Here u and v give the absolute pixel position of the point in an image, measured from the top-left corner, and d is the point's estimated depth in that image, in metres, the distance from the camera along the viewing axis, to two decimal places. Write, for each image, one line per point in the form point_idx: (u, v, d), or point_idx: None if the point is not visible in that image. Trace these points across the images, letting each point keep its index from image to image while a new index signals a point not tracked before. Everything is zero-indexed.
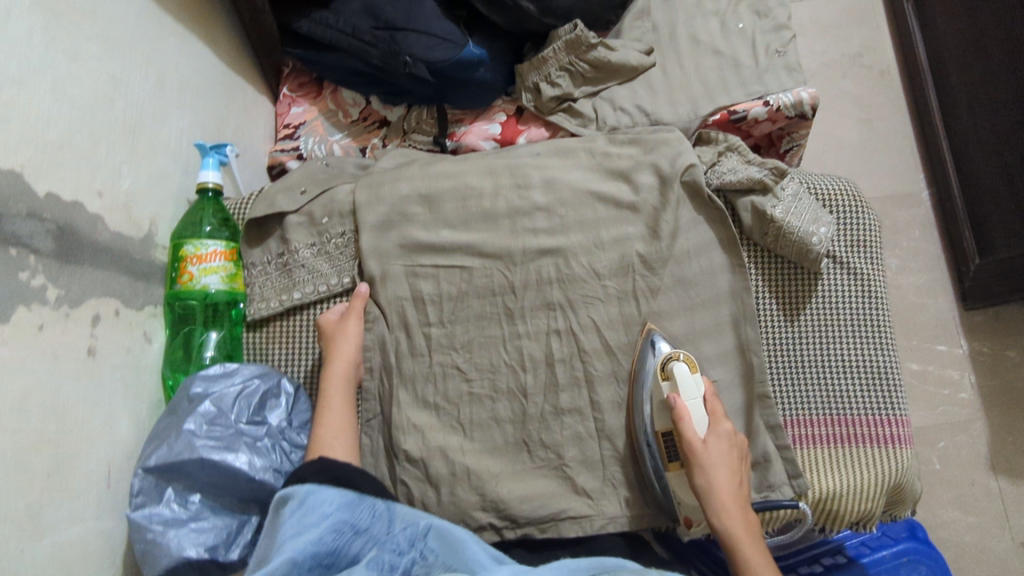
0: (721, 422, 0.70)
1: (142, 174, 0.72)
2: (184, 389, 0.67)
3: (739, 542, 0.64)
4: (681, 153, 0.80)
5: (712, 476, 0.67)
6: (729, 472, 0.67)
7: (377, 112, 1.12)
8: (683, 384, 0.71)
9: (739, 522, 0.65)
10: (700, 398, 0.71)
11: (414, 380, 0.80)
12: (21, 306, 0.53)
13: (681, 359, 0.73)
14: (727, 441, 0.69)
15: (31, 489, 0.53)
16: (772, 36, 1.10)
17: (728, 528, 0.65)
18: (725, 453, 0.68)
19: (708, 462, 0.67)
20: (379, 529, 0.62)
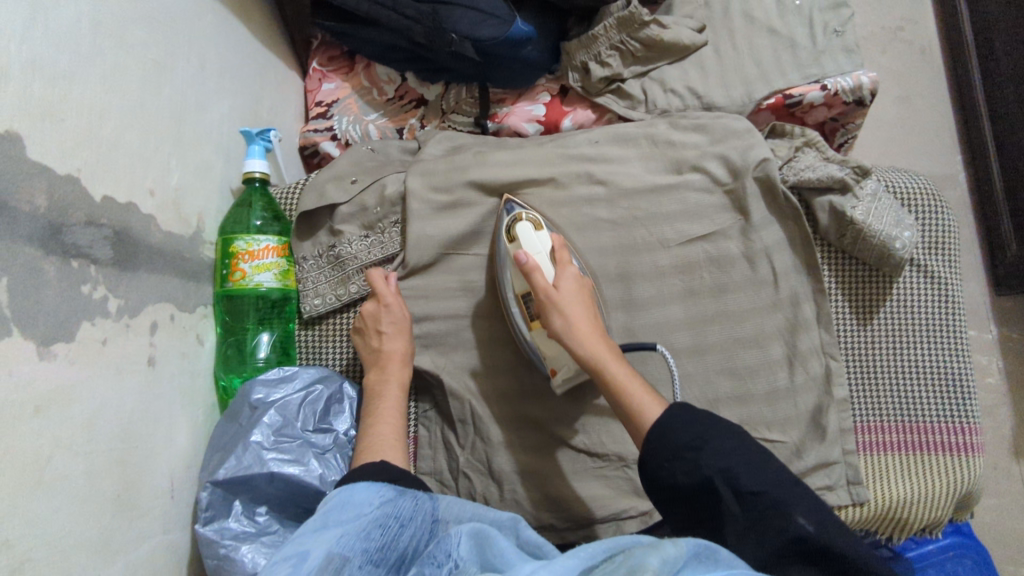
0: (567, 268, 0.67)
1: (189, 165, 0.67)
2: (245, 395, 0.65)
3: (602, 363, 0.61)
4: (754, 146, 0.76)
5: (568, 316, 0.63)
6: (584, 313, 0.64)
7: (414, 90, 1.06)
8: (525, 239, 0.69)
9: (603, 347, 0.62)
10: (544, 250, 0.69)
11: (470, 378, 0.77)
12: (86, 321, 0.50)
13: (525, 219, 0.71)
14: (575, 282, 0.67)
15: (102, 512, 0.50)
16: (831, 14, 1.05)
17: (588, 356, 0.61)
18: (576, 294, 0.66)
19: (558, 305, 0.64)
20: (421, 520, 0.55)
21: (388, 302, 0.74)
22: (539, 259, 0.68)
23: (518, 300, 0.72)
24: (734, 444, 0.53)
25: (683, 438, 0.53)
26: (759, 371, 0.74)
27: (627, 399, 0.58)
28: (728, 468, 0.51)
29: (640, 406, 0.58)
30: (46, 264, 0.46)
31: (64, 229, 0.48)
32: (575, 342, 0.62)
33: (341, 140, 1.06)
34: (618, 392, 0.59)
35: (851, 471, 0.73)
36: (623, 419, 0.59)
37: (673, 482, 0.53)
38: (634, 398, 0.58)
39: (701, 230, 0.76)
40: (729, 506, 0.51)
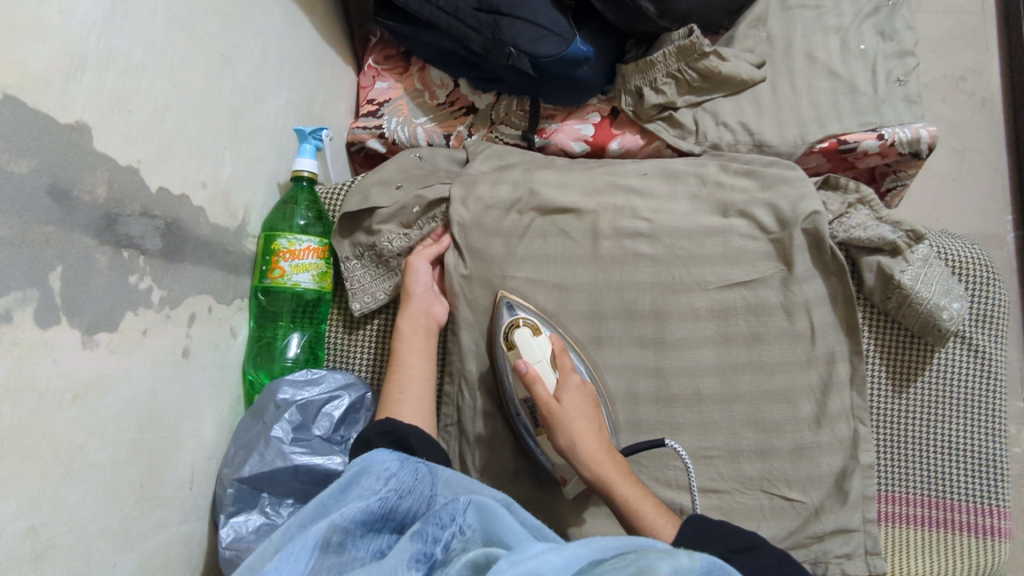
0: (569, 378, 0.68)
1: (241, 159, 0.68)
2: (271, 393, 0.66)
3: (612, 483, 0.62)
4: (805, 196, 0.74)
5: (572, 434, 0.64)
6: (589, 427, 0.65)
7: (465, 96, 1.06)
8: (526, 349, 0.69)
9: (611, 464, 0.63)
10: (545, 358, 0.69)
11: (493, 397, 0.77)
12: (129, 311, 0.50)
13: (524, 326, 0.71)
14: (577, 392, 0.67)
15: (125, 501, 0.50)
16: (896, 63, 1.02)
17: (599, 475, 0.63)
18: (580, 407, 0.66)
19: (563, 421, 0.64)
20: (420, 493, 0.48)
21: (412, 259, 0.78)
22: (541, 369, 0.68)
23: (522, 406, 0.72)
24: (757, 555, 0.55)
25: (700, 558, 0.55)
26: (785, 426, 0.72)
27: (642, 519, 0.61)
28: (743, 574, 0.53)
29: (655, 529, 0.60)
30: (99, 255, 0.47)
31: (119, 221, 0.49)
32: (584, 462, 0.63)
33: (388, 140, 1.06)
34: (634, 513, 0.61)
35: (870, 540, 0.71)
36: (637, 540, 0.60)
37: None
38: (649, 519, 0.60)
39: (742, 276, 0.75)
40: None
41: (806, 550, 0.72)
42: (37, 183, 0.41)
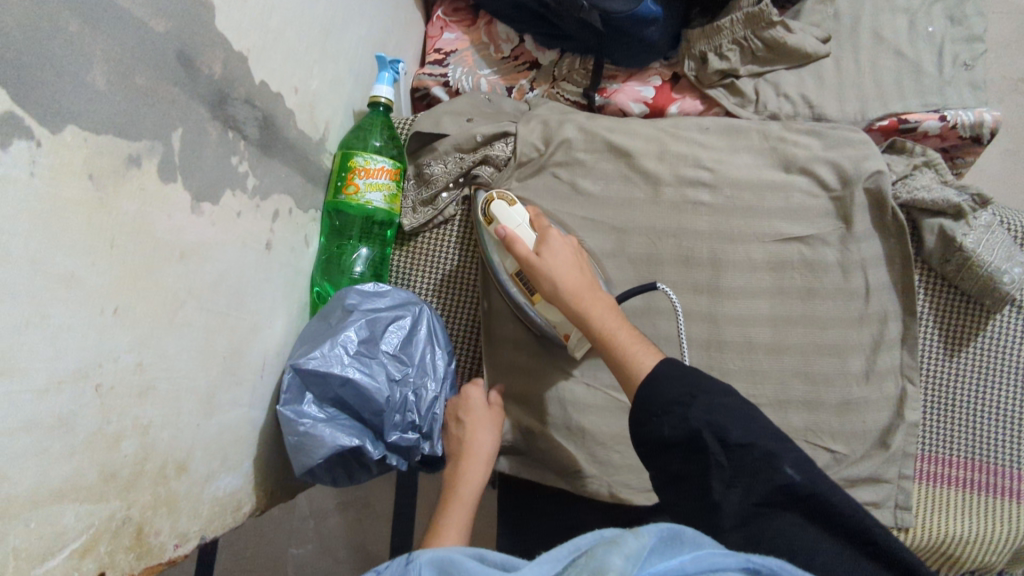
0: (547, 233, 0.66)
1: (329, 77, 0.71)
2: (340, 299, 0.68)
3: (599, 327, 0.60)
4: (869, 156, 0.75)
5: (554, 283, 0.63)
6: (570, 272, 0.64)
7: (529, 52, 1.08)
8: (504, 217, 0.68)
9: (595, 304, 0.62)
10: (524, 221, 0.68)
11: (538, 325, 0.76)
12: (228, 190, 0.53)
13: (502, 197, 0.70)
14: (560, 248, 0.66)
15: (212, 367, 0.54)
16: (963, 46, 1.02)
17: (581, 314, 0.61)
18: (562, 260, 0.64)
19: (542, 269, 0.64)
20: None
21: (472, 405, 0.69)
22: (517, 228, 0.67)
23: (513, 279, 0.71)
24: (726, 397, 0.51)
25: (671, 393, 0.52)
26: (834, 380, 0.73)
27: (624, 354, 0.58)
28: (715, 421, 0.50)
29: (638, 362, 0.57)
30: (210, 127, 0.50)
31: (228, 99, 0.52)
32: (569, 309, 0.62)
33: (452, 88, 1.08)
34: (612, 348, 0.59)
35: (903, 495, 0.72)
36: (622, 377, 0.58)
37: (661, 435, 0.52)
38: (631, 354, 0.57)
39: (800, 231, 0.76)
40: (715, 457, 0.49)
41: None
42: (168, 45, 0.44)
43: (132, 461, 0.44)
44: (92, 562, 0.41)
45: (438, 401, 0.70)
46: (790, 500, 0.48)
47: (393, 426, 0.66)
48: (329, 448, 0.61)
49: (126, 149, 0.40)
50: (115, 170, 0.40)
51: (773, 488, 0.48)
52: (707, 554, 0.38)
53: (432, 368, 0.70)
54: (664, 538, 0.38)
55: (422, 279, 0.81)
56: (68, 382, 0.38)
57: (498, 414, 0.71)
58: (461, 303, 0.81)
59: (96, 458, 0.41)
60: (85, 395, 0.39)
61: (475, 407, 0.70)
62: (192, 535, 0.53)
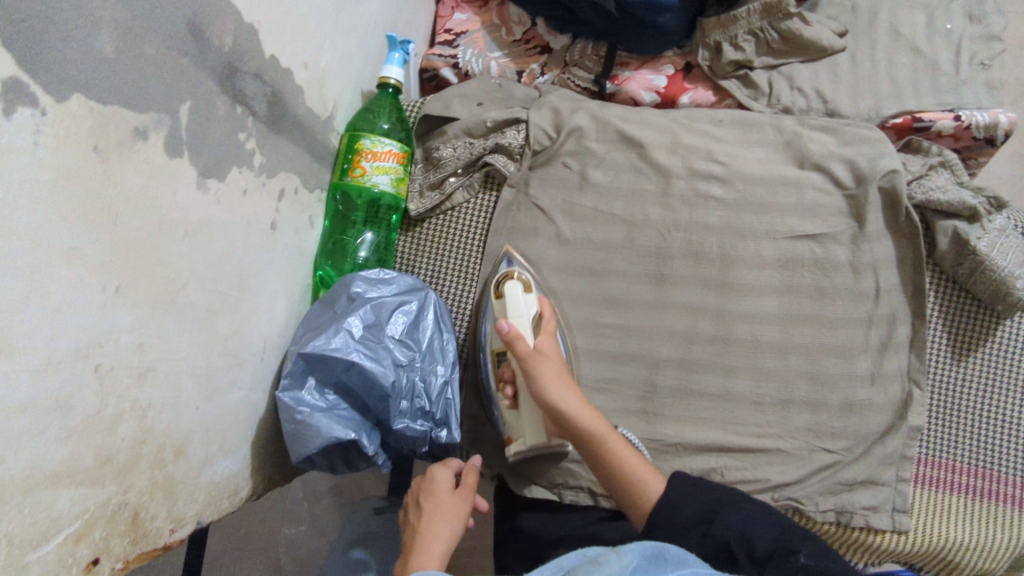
0: (545, 337, 0.64)
1: (339, 53, 0.69)
2: (346, 285, 0.66)
3: (597, 437, 0.60)
4: (885, 155, 0.74)
5: (555, 390, 0.60)
6: (569, 387, 0.61)
7: (541, 36, 1.06)
8: (512, 304, 0.67)
9: (596, 421, 0.60)
10: (528, 314, 0.66)
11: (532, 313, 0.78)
12: (235, 168, 0.51)
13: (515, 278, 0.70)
14: (557, 354, 0.64)
15: (213, 350, 0.52)
16: (980, 46, 1.00)
17: (585, 428, 0.60)
18: (558, 372, 0.62)
19: (544, 376, 0.61)
20: None
21: (436, 488, 0.63)
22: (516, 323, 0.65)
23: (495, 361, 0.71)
24: (743, 509, 0.55)
25: (690, 514, 0.55)
26: (839, 380, 0.73)
27: (628, 473, 0.59)
28: (745, 531, 0.53)
29: (644, 484, 0.58)
30: (219, 102, 0.48)
31: (238, 75, 0.50)
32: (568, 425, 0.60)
33: (461, 70, 1.05)
34: (622, 483, 0.59)
35: (899, 498, 0.71)
36: (626, 499, 0.59)
37: (689, 555, 0.53)
38: (635, 475, 0.59)
39: (811, 229, 0.75)
40: (744, 571, 0.51)
41: (832, 496, 0.72)
42: (178, 14, 0.42)
43: (129, 445, 0.43)
44: (86, 548, 0.40)
45: (447, 385, 0.69)
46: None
47: (399, 413, 0.65)
48: (324, 439, 0.60)
49: (132, 120, 0.39)
50: (120, 143, 0.38)
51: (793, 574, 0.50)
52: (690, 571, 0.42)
53: (439, 355, 0.70)
54: (648, 556, 0.43)
55: (426, 264, 0.80)
56: (67, 360, 0.37)
57: (467, 498, 0.63)
58: (461, 291, 0.80)
59: (93, 441, 0.40)
60: (84, 374, 0.38)
61: (441, 493, 0.63)
62: (188, 518, 0.52)
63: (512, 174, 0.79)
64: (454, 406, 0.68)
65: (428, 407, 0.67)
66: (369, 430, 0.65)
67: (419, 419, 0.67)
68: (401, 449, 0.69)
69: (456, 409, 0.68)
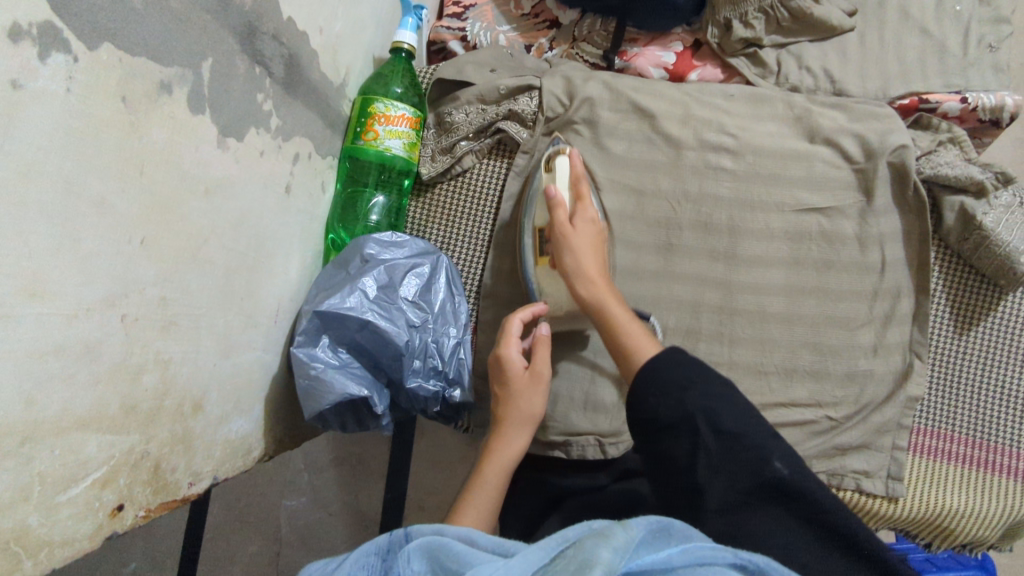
0: (586, 207, 0.68)
1: (353, 19, 0.68)
2: (359, 246, 0.66)
3: (605, 305, 0.62)
4: (893, 131, 0.75)
5: (577, 255, 0.65)
6: (594, 253, 0.65)
7: (550, 10, 1.06)
8: (561, 175, 0.70)
9: (606, 289, 0.63)
10: (567, 176, 0.70)
11: None
12: (253, 127, 0.52)
13: (564, 152, 0.72)
14: (591, 223, 0.67)
15: (229, 308, 0.53)
16: (989, 28, 1.01)
17: (592, 292, 0.63)
18: (591, 235, 0.67)
19: (568, 241, 0.65)
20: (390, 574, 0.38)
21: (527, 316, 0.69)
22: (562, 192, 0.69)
23: (535, 236, 0.72)
24: (723, 390, 0.51)
25: (673, 376, 0.52)
26: (841, 351, 0.74)
27: (626, 339, 0.59)
28: (709, 408, 0.49)
29: (637, 350, 0.57)
30: (239, 59, 0.48)
31: (257, 33, 0.50)
32: (583, 278, 0.64)
33: (469, 43, 1.05)
34: (616, 332, 0.60)
35: (893, 465, 0.73)
36: (619, 360, 0.59)
37: (655, 414, 0.51)
38: (632, 342, 0.58)
39: (817, 202, 0.75)
40: (704, 442, 0.49)
41: (828, 462, 0.73)
42: None
43: (152, 396, 0.44)
44: (112, 493, 0.41)
45: (459, 346, 0.70)
46: (776, 492, 0.48)
47: (412, 371, 0.65)
48: (337, 396, 0.60)
49: (158, 73, 0.39)
50: (147, 95, 0.39)
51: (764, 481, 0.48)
52: (698, 547, 0.38)
53: (452, 316, 0.71)
54: (653, 531, 0.39)
55: (436, 232, 0.80)
56: (96, 308, 0.37)
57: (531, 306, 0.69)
58: (472, 257, 0.80)
59: (119, 389, 0.40)
60: (112, 323, 0.39)
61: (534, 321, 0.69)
62: (205, 473, 0.52)
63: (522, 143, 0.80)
64: (466, 366, 0.70)
65: (441, 366, 0.68)
66: (380, 388, 0.65)
67: (431, 378, 0.68)
68: (411, 410, 0.69)
69: (467, 368, 0.70)
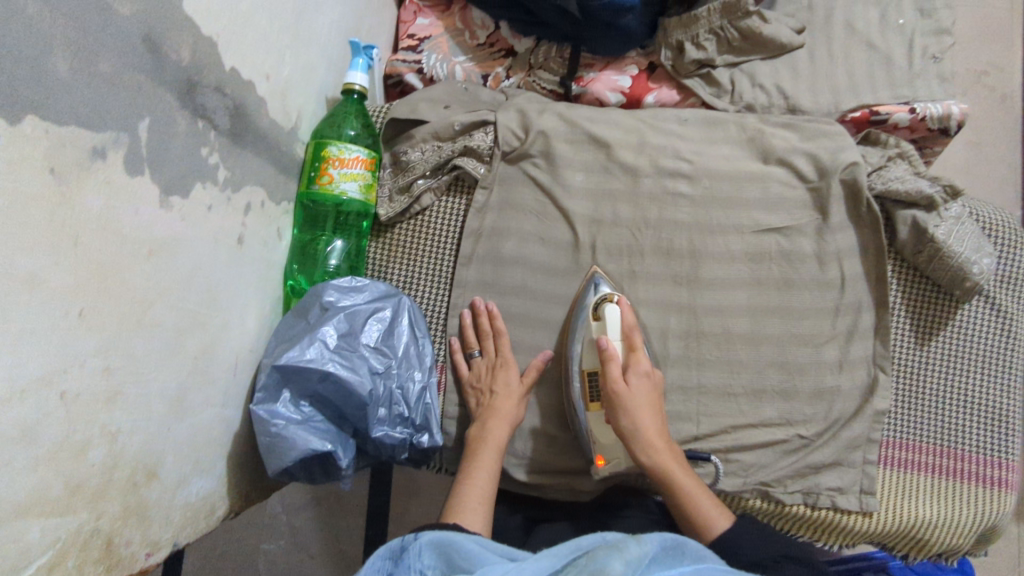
0: (641, 360, 0.70)
1: (301, 63, 0.68)
2: (317, 295, 0.65)
3: (669, 470, 0.65)
4: (844, 149, 0.76)
5: (636, 418, 0.67)
6: (652, 412, 0.68)
7: (506, 39, 1.07)
8: (612, 326, 0.71)
9: (686, 476, 0.65)
10: (619, 331, 0.72)
11: (513, 320, 0.78)
12: (198, 183, 0.51)
13: (613, 301, 0.73)
14: (647, 380, 0.69)
15: (182, 371, 0.51)
16: (932, 40, 1.04)
17: (653, 459, 0.66)
18: (646, 395, 0.68)
19: (632, 403, 0.67)
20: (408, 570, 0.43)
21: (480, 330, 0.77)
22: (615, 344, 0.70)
23: (582, 377, 0.73)
24: (749, 531, 0.62)
25: (751, 555, 0.59)
26: (808, 369, 0.74)
27: (697, 509, 0.64)
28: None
29: (710, 525, 0.63)
30: (179, 118, 0.47)
31: (197, 89, 0.49)
32: (643, 445, 0.66)
33: (426, 76, 1.05)
34: (690, 505, 0.64)
35: (865, 480, 0.73)
36: (688, 523, 0.64)
37: (717, 554, 0.59)
38: (703, 513, 0.64)
39: (775, 222, 0.76)
40: (751, 571, 0.58)
41: (802, 480, 0.74)
42: (134, 30, 0.42)
43: (100, 470, 0.42)
44: None
45: (425, 390, 0.70)
46: None
47: (377, 421, 0.64)
48: (299, 452, 0.59)
49: (89, 140, 0.38)
50: (78, 165, 0.37)
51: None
52: (707, 566, 0.44)
53: (416, 359, 0.70)
54: (665, 548, 0.44)
55: (398, 270, 0.80)
56: (32, 389, 0.36)
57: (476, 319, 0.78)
58: (435, 294, 0.80)
59: (62, 469, 0.39)
60: (50, 402, 0.37)
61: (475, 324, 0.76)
62: (164, 542, 0.51)
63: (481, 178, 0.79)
64: (433, 411, 0.70)
65: (407, 413, 0.67)
66: (346, 439, 0.64)
67: (398, 426, 0.67)
68: (379, 457, 0.68)
69: (435, 413, 0.70)
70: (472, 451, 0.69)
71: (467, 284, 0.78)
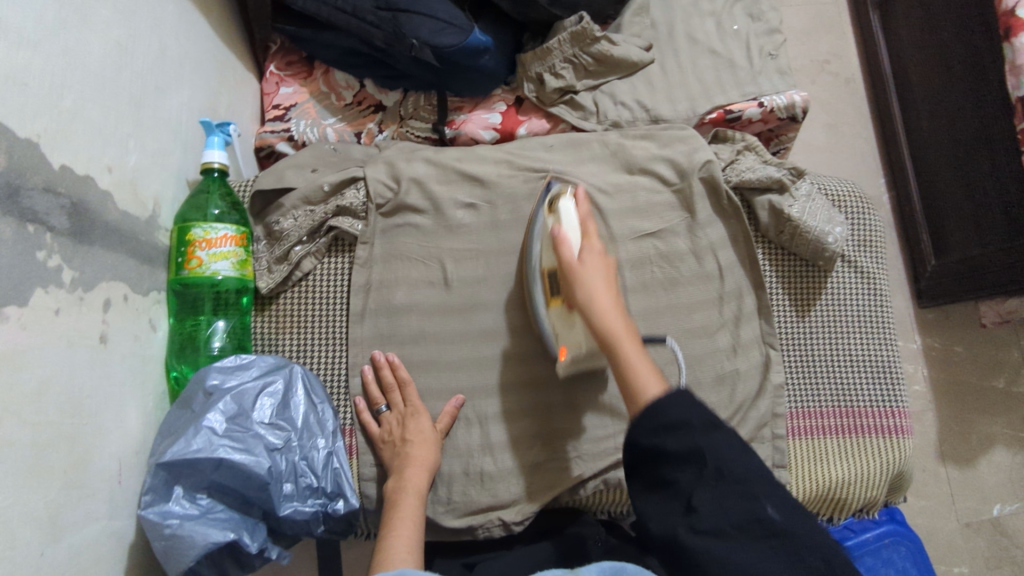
0: (594, 243, 0.64)
1: (149, 150, 0.66)
2: (200, 380, 0.63)
3: (615, 334, 0.58)
4: (698, 148, 0.81)
5: (589, 292, 0.60)
6: (608, 293, 0.60)
7: (372, 95, 1.08)
8: (566, 217, 0.67)
9: (636, 351, 0.57)
10: (574, 220, 0.67)
11: (417, 368, 0.77)
12: (39, 288, 0.48)
13: (568, 195, 0.70)
14: (602, 259, 0.63)
15: (50, 487, 0.48)
16: (765, 40, 1.13)
17: (606, 327, 0.59)
18: (602, 272, 0.62)
19: (579, 275, 0.61)
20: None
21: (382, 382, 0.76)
22: (570, 231, 0.65)
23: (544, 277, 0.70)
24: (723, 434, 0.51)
25: (673, 417, 0.51)
26: (706, 359, 0.77)
27: (632, 363, 0.56)
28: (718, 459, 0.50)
29: (643, 391, 0.55)
30: (3, 226, 0.46)
31: (21, 193, 0.47)
32: (594, 321, 0.59)
33: (297, 142, 1.06)
34: (626, 365, 0.56)
35: (777, 453, 0.76)
36: (623, 383, 0.57)
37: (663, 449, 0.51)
38: (639, 381, 0.55)
39: (649, 227, 0.80)
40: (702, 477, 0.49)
41: None
42: None
43: None
44: None
45: (332, 456, 0.69)
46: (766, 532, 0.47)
47: (285, 498, 0.63)
48: (201, 548, 0.57)
49: None
50: None
51: (754, 519, 0.48)
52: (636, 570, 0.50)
53: (318, 426, 0.69)
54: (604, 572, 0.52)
55: (289, 342, 0.78)
56: None
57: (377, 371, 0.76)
58: (333, 358, 0.78)
59: None
60: None
61: (378, 377, 0.76)
62: None
63: (361, 233, 0.79)
64: (344, 475, 0.69)
65: (316, 483, 0.66)
66: (254, 524, 0.62)
67: (308, 499, 0.65)
68: (297, 535, 0.66)
69: (346, 477, 0.68)
70: (392, 502, 0.67)
71: (365, 339, 0.78)
